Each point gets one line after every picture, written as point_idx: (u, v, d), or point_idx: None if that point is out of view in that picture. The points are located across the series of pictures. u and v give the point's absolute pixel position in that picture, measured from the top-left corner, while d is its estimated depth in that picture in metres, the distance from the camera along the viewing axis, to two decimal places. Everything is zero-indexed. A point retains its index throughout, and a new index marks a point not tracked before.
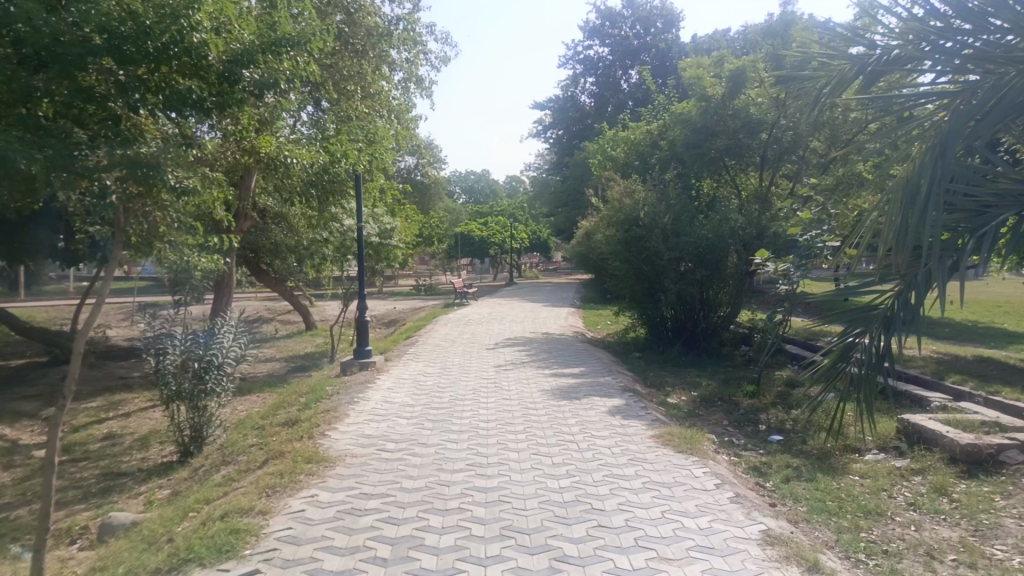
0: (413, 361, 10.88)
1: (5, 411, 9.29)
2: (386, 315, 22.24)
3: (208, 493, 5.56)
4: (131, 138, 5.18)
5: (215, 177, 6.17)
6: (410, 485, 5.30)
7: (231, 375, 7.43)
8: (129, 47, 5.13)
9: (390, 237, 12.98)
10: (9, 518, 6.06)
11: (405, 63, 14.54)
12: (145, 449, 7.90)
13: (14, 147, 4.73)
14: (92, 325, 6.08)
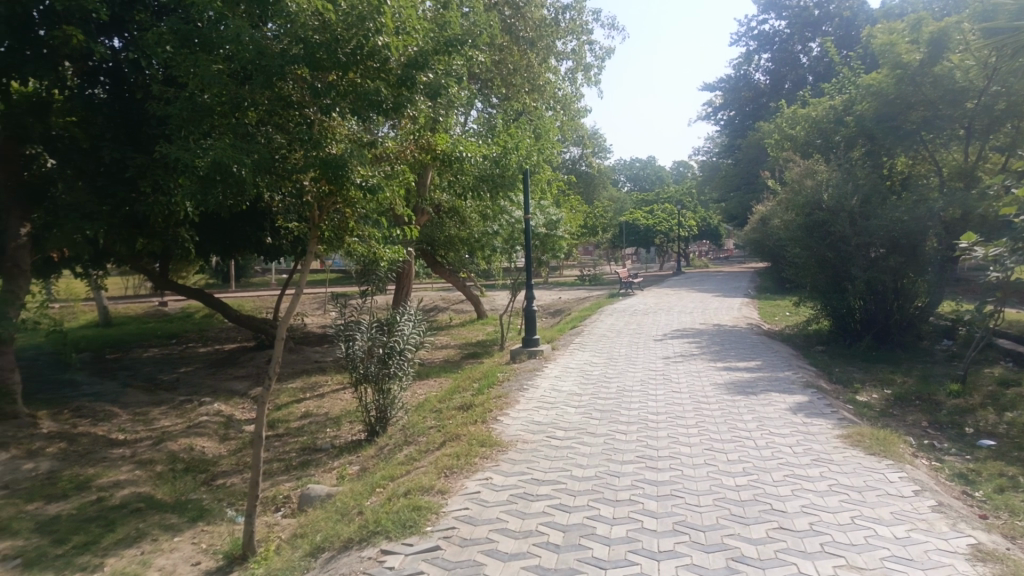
0: (580, 350, 10.92)
1: (222, 390, 10.48)
2: (553, 304, 22.54)
3: (392, 471, 5.93)
4: (322, 139, 5.62)
5: (398, 174, 6.55)
6: (581, 473, 5.32)
7: (411, 360, 7.88)
8: (321, 54, 5.55)
9: (556, 228, 13.10)
10: (226, 484, 6.83)
11: (572, 53, 14.55)
12: (337, 427, 8.59)
13: (226, 152, 5.30)
14: (292, 313, 6.67)
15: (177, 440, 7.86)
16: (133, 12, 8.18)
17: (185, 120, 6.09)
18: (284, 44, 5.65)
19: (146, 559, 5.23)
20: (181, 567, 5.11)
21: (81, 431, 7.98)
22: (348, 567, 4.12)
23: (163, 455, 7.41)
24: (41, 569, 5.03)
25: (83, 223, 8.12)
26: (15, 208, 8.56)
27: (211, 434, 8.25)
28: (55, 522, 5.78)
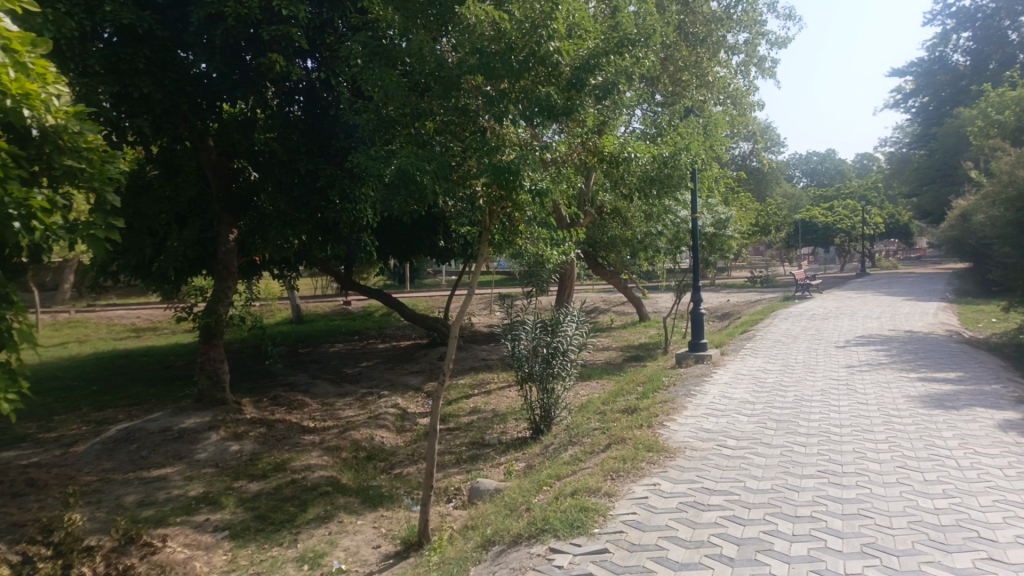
0: (752, 356, 10.42)
1: (398, 385, 11.12)
2: (720, 307, 21.73)
3: (558, 470, 5.98)
4: (495, 145, 5.79)
5: (566, 178, 6.60)
6: (756, 485, 5.08)
7: (575, 360, 7.90)
8: (495, 63, 5.72)
9: (725, 227, 12.62)
10: (403, 473, 7.23)
11: (744, 45, 13.93)
12: (504, 424, 8.82)
13: (409, 161, 5.59)
14: (463, 314, 6.93)
15: (360, 430, 8.42)
16: (325, 36, 8.88)
17: (370, 132, 6.53)
18: (460, 56, 5.93)
19: (334, 539, 5.65)
20: (364, 549, 5.47)
21: (277, 418, 8.77)
22: (518, 562, 4.22)
23: (347, 443, 7.97)
24: (245, 541, 5.60)
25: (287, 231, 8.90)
26: (226, 216, 9.59)
27: (389, 426, 8.76)
28: (257, 498, 6.41)
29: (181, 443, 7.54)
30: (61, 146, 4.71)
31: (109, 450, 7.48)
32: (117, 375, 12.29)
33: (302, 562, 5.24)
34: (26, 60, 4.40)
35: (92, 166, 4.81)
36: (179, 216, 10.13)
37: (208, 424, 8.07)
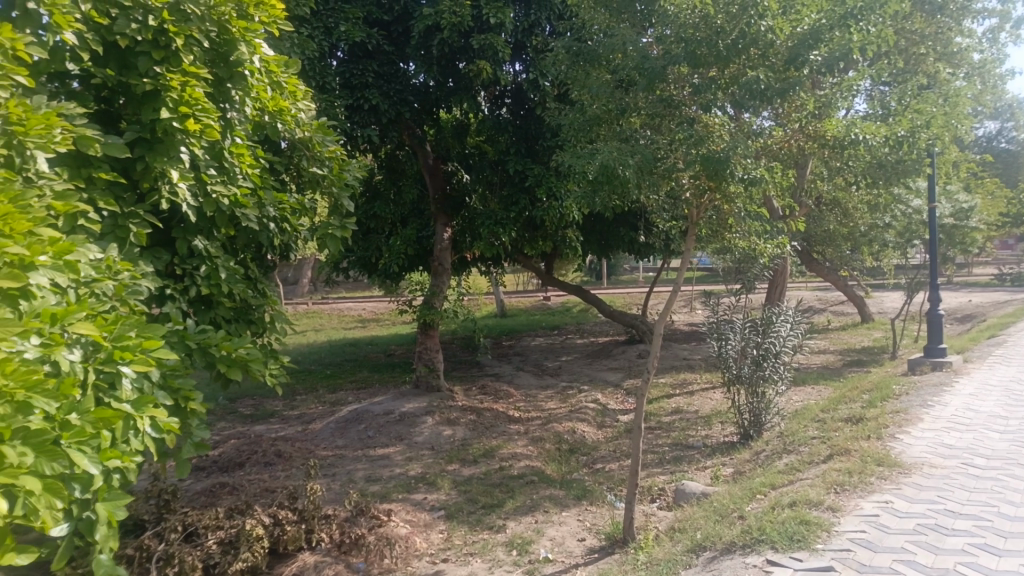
0: (1003, 365, 9.14)
1: (598, 381, 11.16)
2: (959, 309, 19.32)
3: (773, 479, 5.65)
4: (706, 135, 5.54)
5: (783, 168, 6.21)
6: (1013, 512, 4.45)
7: (789, 363, 7.42)
8: (700, 50, 5.54)
9: (968, 218, 11.29)
10: (605, 469, 7.23)
11: (996, 9, 12.29)
12: (709, 427, 8.52)
13: (613, 155, 5.56)
14: (669, 312, 6.77)
15: (562, 423, 8.58)
16: (532, 38, 9.06)
17: (577, 130, 6.58)
18: (666, 47, 5.84)
19: (540, 527, 5.79)
20: (569, 540, 5.54)
21: (485, 407, 9.17)
22: (732, 570, 4.05)
23: (550, 434, 8.15)
24: (459, 522, 5.92)
25: (496, 228, 9.24)
26: (441, 216, 10.04)
27: (590, 420, 8.84)
28: (469, 483, 6.75)
29: (402, 426, 8.17)
30: (307, 155, 5.27)
31: (342, 429, 8.30)
32: (345, 362, 13.58)
33: (510, 547, 5.42)
34: (281, 78, 4.96)
35: (331, 173, 5.30)
36: (400, 216, 10.96)
37: (424, 409, 8.66)
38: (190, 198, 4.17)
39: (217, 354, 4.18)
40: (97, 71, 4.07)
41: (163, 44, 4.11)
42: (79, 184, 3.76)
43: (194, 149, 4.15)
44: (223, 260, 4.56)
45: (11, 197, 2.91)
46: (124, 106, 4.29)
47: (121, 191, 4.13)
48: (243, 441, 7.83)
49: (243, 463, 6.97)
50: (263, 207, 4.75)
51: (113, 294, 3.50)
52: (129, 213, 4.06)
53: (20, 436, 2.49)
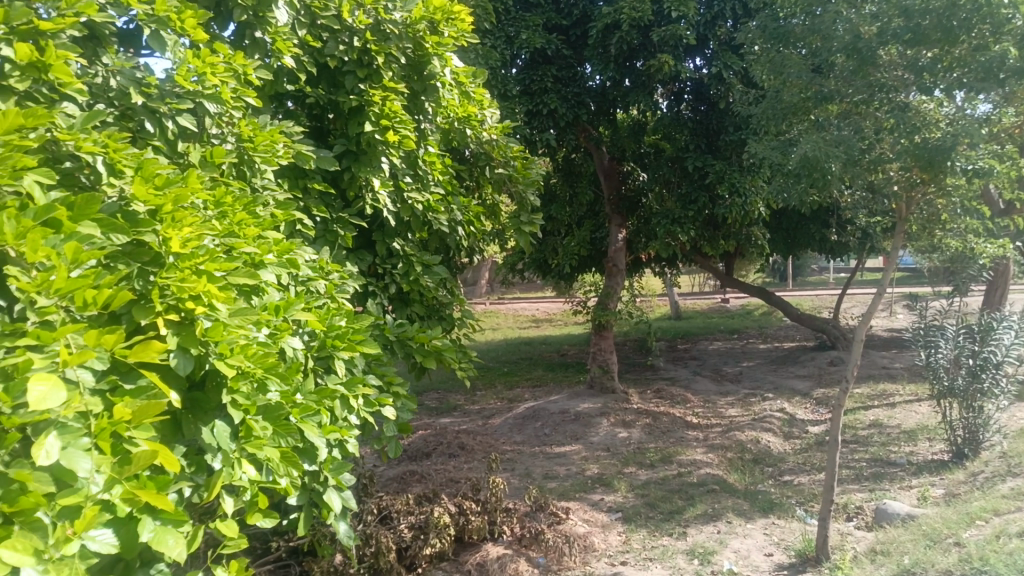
0: None
1: (784, 388, 10.56)
2: None
3: (995, 504, 5.05)
4: (920, 122, 5.12)
5: (1012, 158, 5.48)
6: None
7: (1013, 376, 6.60)
8: (927, 25, 5.14)
9: None
10: (794, 482, 6.82)
11: None
12: (913, 443, 7.78)
13: (816, 147, 5.25)
14: (870, 316, 6.27)
15: (744, 431, 8.22)
16: (715, 30, 8.76)
17: (767, 120, 6.29)
18: (881, 23, 5.37)
19: (723, 538, 5.58)
20: (756, 554, 5.28)
21: (662, 410, 9.02)
22: None
23: (732, 443, 7.85)
24: (638, 526, 5.85)
25: (674, 228, 9.10)
26: (615, 217, 10.18)
27: (776, 430, 8.38)
28: (647, 487, 6.66)
29: (578, 426, 8.28)
30: (491, 160, 5.41)
31: (520, 425, 8.55)
32: (521, 360, 13.94)
33: (691, 555, 5.27)
34: (469, 89, 5.15)
35: (516, 173, 5.47)
36: (577, 218, 11.08)
37: (600, 410, 8.72)
38: (389, 205, 4.48)
39: (413, 346, 4.46)
40: (311, 90, 4.49)
41: (367, 62, 4.43)
42: (297, 193, 4.18)
43: (393, 159, 4.45)
44: (417, 259, 4.83)
45: (246, 206, 3.30)
46: (331, 121, 4.66)
47: (331, 199, 4.52)
48: (429, 432, 8.28)
49: (429, 453, 7.36)
50: (453, 212, 4.97)
51: (326, 291, 3.83)
52: (337, 218, 4.42)
53: (261, 411, 2.90)
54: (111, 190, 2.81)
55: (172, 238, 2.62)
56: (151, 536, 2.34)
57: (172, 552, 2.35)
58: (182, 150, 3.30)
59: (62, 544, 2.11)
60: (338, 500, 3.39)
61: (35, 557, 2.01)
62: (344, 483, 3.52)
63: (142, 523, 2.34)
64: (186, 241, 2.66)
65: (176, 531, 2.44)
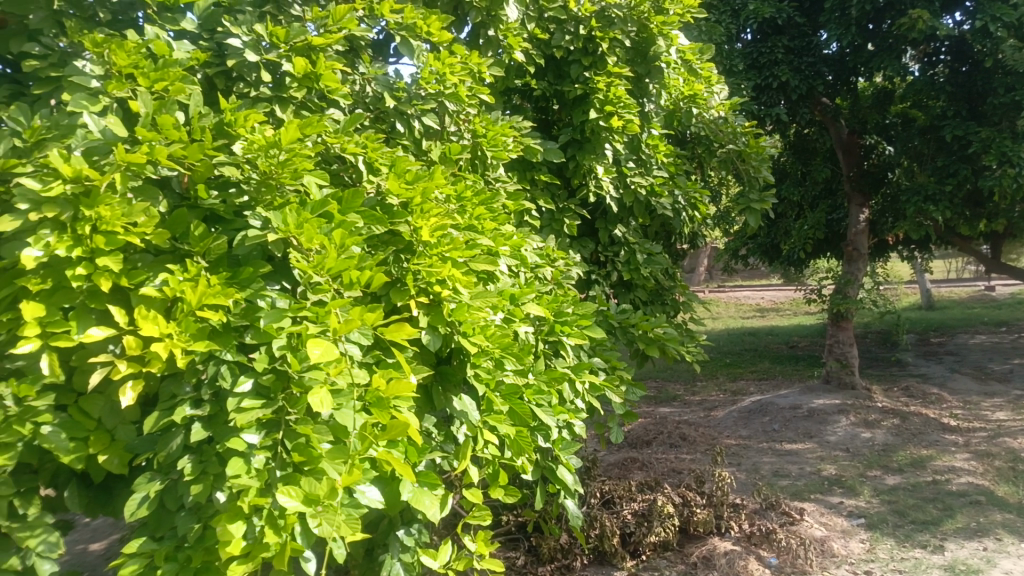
0: None
1: None
2: None
3: None
4: None
5: None
6: None
7: None
8: None
9: None
10: None
11: None
12: None
13: None
14: None
15: (1017, 438, 7.15)
16: None
17: None
18: None
19: (990, 557, 4.90)
20: None
21: (911, 411, 8.15)
22: None
23: (1001, 450, 6.86)
24: (883, 535, 5.32)
25: (928, 206, 8.13)
26: (856, 195, 9.40)
27: None
28: (894, 493, 6.05)
29: (811, 423, 7.79)
30: (716, 141, 5.09)
31: (746, 419, 8.20)
32: (746, 351, 13.35)
33: (950, 573, 4.69)
34: (696, 64, 5.02)
35: (748, 149, 5.11)
36: (810, 198, 10.35)
37: (837, 407, 8.14)
38: (612, 191, 4.51)
39: (637, 333, 4.43)
40: (538, 83, 4.62)
41: (592, 50, 4.46)
42: (525, 184, 4.32)
43: (617, 144, 4.40)
44: (639, 246, 4.81)
45: (482, 198, 3.48)
46: (556, 112, 4.75)
47: (556, 189, 4.61)
48: (649, 420, 8.20)
49: (650, 441, 7.28)
50: (677, 195, 4.82)
51: (552, 278, 3.92)
52: (563, 208, 4.53)
53: (500, 389, 3.06)
54: (370, 185, 3.11)
55: (421, 228, 2.85)
56: (410, 495, 2.60)
57: (427, 509, 2.61)
58: (426, 147, 3.58)
59: (330, 493, 2.33)
60: (570, 477, 3.51)
61: (305, 503, 2.29)
62: (573, 466, 3.60)
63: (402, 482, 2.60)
64: (433, 231, 2.88)
65: (431, 493, 2.69)
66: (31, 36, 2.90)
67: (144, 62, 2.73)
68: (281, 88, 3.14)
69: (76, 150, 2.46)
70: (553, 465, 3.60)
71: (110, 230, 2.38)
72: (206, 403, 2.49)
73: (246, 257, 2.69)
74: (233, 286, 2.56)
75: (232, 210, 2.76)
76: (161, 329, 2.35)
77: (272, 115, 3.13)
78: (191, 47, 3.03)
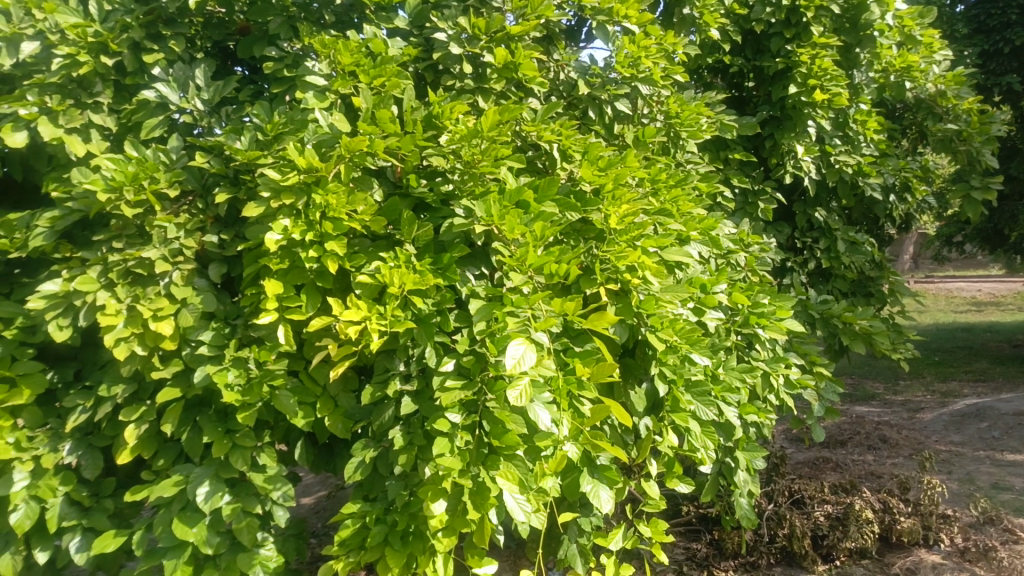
0: None
1: None
2: None
3: None
4: None
5: None
6: None
7: None
8: None
9: None
10: None
11: None
12: None
13: None
14: None
15: None
16: None
17: None
18: None
19: None
20: None
21: None
22: None
23: None
24: None
25: None
26: None
27: None
28: None
29: None
30: (938, 112, 4.73)
31: (959, 423, 7.43)
32: (959, 349, 12.07)
33: None
34: (915, 32, 4.57)
35: (970, 127, 4.61)
36: None
37: None
38: (813, 171, 4.26)
39: (839, 326, 4.14)
40: (734, 60, 4.45)
41: (795, 22, 4.20)
42: (718, 165, 4.18)
43: (821, 120, 4.18)
44: (842, 233, 4.50)
45: (677, 181, 3.41)
46: (752, 89, 4.59)
47: (751, 168, 4.42)
48: (844, 419, 7.67)
49: (844, 441, 6.81)
50: (887, 175, 4.48)
51: (746, 264, 3.75)
52: (758, 190, 4.32)
53: (687, 384, 2.96)
54: (563, 173, 3.17)
55: (611, 215, 2.82)
56: (590, 488, 2.60)
57: (603, 505, 2.57)
58: (618, 131, 3.59)
59: (539, 477, 2.54)
60: (748, 479, 3.33)
61: (522, 488, 2.41)
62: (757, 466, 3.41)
63: (582, 476, 2.61)
64: (623, 218, 2.84)
65: (609, 489, 2.64)
66: (269, 41, 3.23)
67: (364, 59, 2.95)
68: (482, 78, 3.25)
69: (308, 143, 2.74)
70: (732, 464, 3.37)
71: (336, 216, 2.61)
72: (414, 379, 2.71)
73: (450, 243, 2.82)
74: (438, 276, 2.68)
75: (439, 198, 2.89)
76: (364, 314, 2.49)
77: (475, 105, 3.27)
78: (403, 43, 3.25)
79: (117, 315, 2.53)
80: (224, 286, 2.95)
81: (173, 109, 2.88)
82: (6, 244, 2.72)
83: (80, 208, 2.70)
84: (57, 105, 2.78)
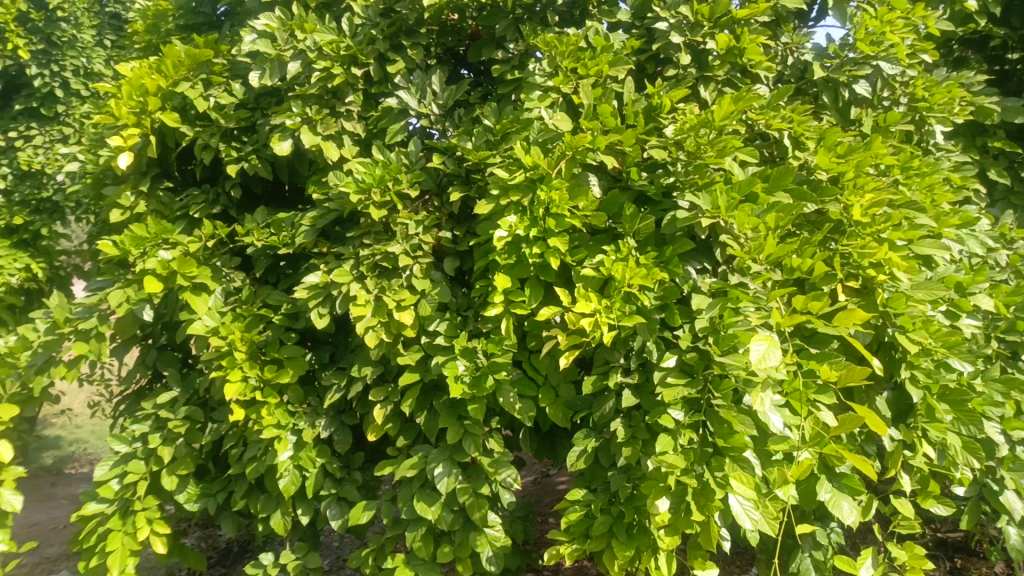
0: None
1: None
2: None
3: None
4: None
5: None
6: None
7: None
8: None
9: None
10: None
11: None
12: None
13: None
14: None
15: None
16: None
17: None
18: None
19: None
20: None
21: None
22: None
23: None
24: None
25: None
26: None
27: None
28: None
29: None
30: None
31: None
32: None
33: None
34: None
35: None
36: None
37: None
38: None
39: None
40: (997, 30, 3.92)
41: None
42: (974, 154, 3.76)
43: None
44: None
45: (933, 171, 3.13)
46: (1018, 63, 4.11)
47: (1016, 154, 3.90)
48: None
49: None
50: None
51: (1010, 264, 3.33)
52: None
53: (943, 392, 2.65)
54: (795, 162, 2.94)
55: (854, 206, 2.62)
56: (828, 497, 2.44)
57: (847, 517, 2.40)
58: (855, 116, 3.31)
59: (782, 483, 2.39)
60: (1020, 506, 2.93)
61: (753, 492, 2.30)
62: None
63: (820, 484, 2.46)
64: (867, 210, 2.64)
65: (852, 499, 2.46)
66: (497, 44, 3.36)
67: (584, 54, 2.96)
68: (705, 66, 3.15)
69: (534, 142, 2.82)
70: (996, 486, 2.99)
71: (559, 213, 2.65)
72: (634, 372, 2.67)
73: (672, 236, 2.76)
74: (661, 268, 2.63)
75: (660, 191, 2.83)
76: (594, 306, 2.52)
77: (698, 96, 3.18)
78: (625, 36, 3.19)
79: (366, 305, 2.77)
80: (456, 279, 3.16)
81: (413, 114, 3.12)
82: (276, 242, 3.09)
83: (336, 208, 3.01)
84: (317, 115, 3.10)
